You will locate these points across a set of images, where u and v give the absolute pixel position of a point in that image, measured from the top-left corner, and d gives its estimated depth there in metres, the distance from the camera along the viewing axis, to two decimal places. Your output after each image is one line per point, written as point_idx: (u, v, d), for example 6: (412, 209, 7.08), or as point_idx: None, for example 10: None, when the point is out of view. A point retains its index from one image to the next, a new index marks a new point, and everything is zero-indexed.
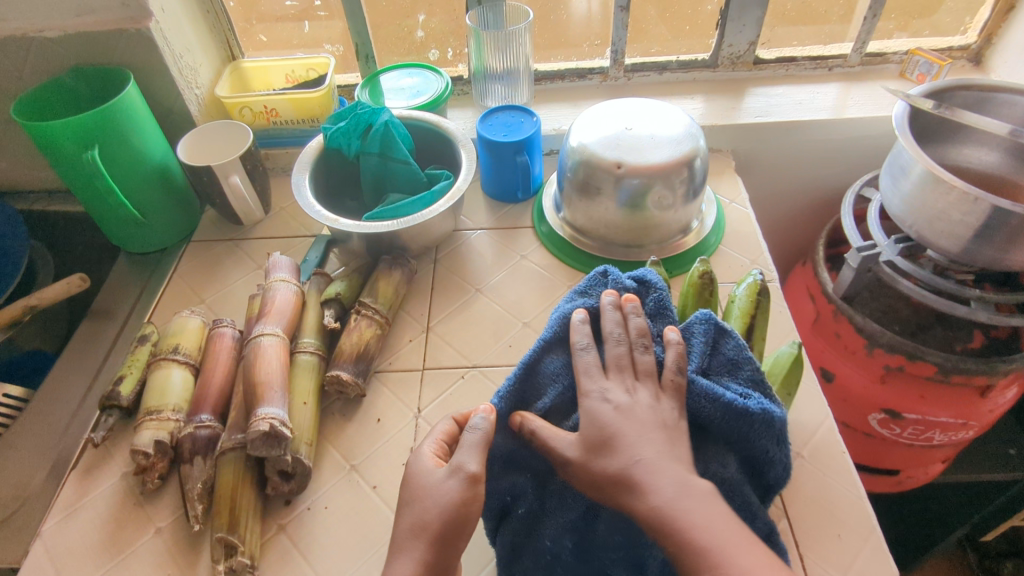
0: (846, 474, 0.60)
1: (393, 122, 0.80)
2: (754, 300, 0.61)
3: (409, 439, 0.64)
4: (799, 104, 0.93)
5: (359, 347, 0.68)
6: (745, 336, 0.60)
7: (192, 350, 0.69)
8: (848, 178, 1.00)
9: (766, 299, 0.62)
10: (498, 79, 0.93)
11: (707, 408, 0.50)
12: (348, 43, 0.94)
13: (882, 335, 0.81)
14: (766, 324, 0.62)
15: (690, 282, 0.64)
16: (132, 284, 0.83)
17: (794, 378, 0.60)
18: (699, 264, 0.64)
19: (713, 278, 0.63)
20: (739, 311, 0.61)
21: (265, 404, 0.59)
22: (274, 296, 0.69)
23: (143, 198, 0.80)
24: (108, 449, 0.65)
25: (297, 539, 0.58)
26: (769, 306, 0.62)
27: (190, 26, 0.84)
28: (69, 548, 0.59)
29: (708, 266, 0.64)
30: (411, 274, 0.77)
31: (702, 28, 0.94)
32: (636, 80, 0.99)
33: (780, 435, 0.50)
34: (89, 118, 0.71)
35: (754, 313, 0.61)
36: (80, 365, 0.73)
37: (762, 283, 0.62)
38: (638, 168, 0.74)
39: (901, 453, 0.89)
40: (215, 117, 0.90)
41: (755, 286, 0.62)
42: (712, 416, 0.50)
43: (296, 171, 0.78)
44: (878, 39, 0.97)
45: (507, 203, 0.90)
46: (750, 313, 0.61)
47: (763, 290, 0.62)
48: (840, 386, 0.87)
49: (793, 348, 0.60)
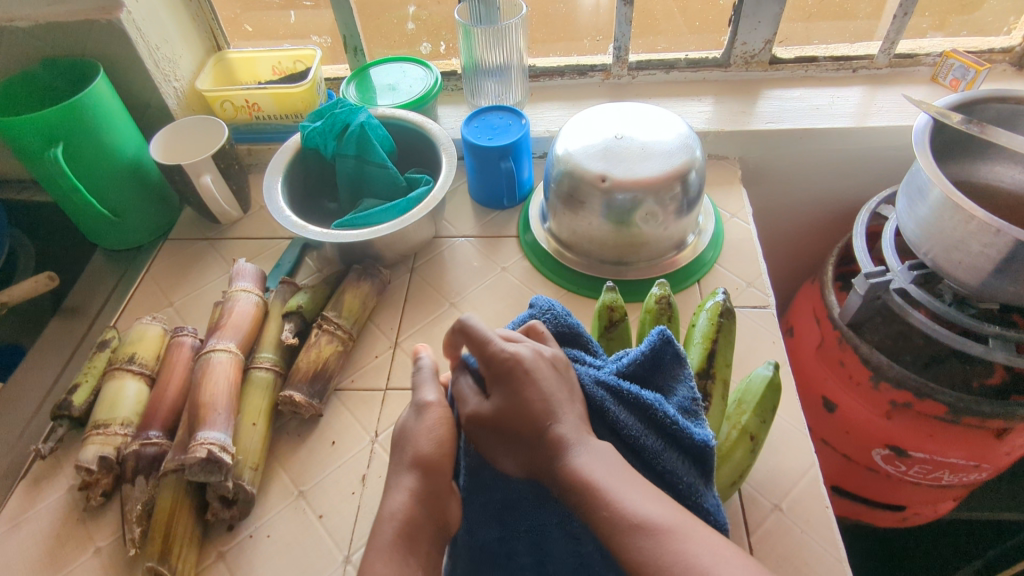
0: (827, 532, 0.55)
1: (371, 122, 0.75)
2: (715, 322, 0.55)
3: (362, 466, 0.61)
4: (816, 109, 0.86)
5: (317, 365, 0.64)
6: (708, 364, 0.55)
7: (149, 359, 0.66)
8: (868, 190, 0.92)
9: (729, 320, 0.57)
10: (491, 75, 0.87)
11: (621, 415, 0.44)
12: (336, 35, 0.90)
13: (890, 368, 0.75)
14: (732, 347, 0.56)
15: (649, 308, 0.59)
16: (107, 281, 0.81)
17: (767, 404, 0.55)
18: (656, 288, 0.59)
19: (672, 302, 0.59)
20: (699, 336, 0.56)
21: (206, 428, 0.56)
22: (233, 307, 0.66)
23: (116, 194, 0.78)
24: (58, 460, 0.64)
25: (235, 569, 0.55)
26: (734, 327, 0.56)
27: (170, 16, 0.81)
28: (7, 563, 0.57)
29: (666, 290, 0.59)
30: (382, 286, 0.74)
31: (714, 24, 0.87)
32: (641, 79, 0.93)
33: (700, 465, 0.46)
34: (52, 115, 0.68)
35: (715, 337, 0.56)
36: (43, 367, 0.72)
37: (725, 303, 0.57)
38: (624, 182, 0.68)
39: (909, 492, 0.82)
40: (197, 110, 0.88)
41: (716, 307, 0.57)
42: (626, 425, 0.44)
43: (268, 174, 0.74)
44: (910, 39, 0.88)
45: (493, 209, 0.85)
46: (712, 336, 0.55)
47: (726, 311, 0.57)
48: (842, 417, 0.81)
49: (767, 370, 0.55)
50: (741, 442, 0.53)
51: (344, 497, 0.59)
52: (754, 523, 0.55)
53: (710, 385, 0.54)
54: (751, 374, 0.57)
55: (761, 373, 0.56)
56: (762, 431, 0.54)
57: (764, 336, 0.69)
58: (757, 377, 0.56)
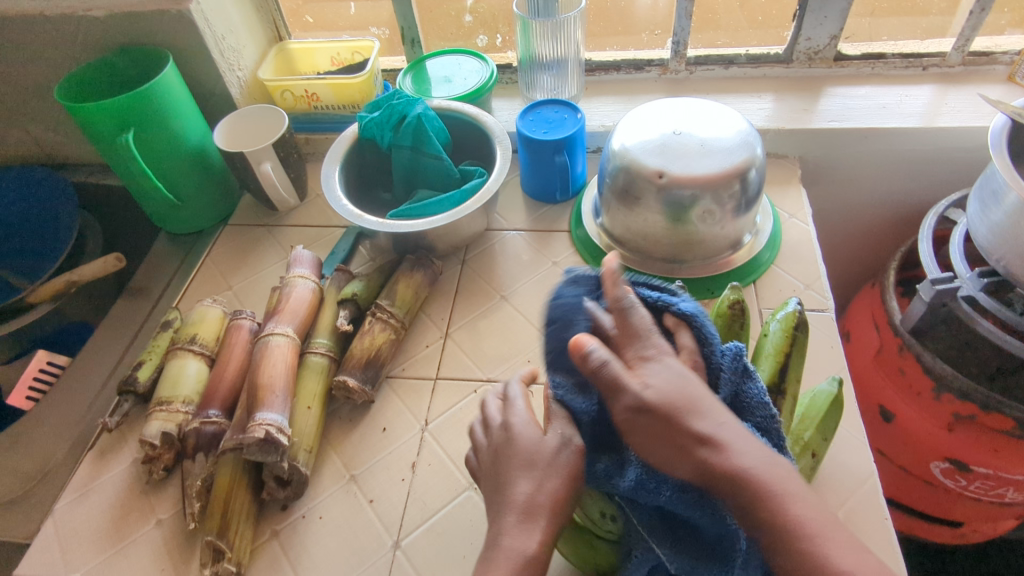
0: (885, 545, 0.53)
1: (428, 114, 0.76)
2: (787, 334, 0.53)
3: (412, 453, 0.62)
4: (883, 108, 0.83)
5: (370, 353, 0.65)
6: (778, 377, 0.52)
7: (210, 340, 0.68)
8: (935, 192, 0.89)
9: (803, 334, 0.54)
10: (547, 68, 0.87)
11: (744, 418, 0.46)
12: (394, 27, 0.91)
13: (953, 378, 0.72)
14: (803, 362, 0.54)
15: (720, 312, 0.56)
16: (170, 264, 0.84)
17: (830, 424, 0.53)
18: (729, 291, 0.56)
19: (745, 309, 0.56)
20: (771, 348, 0.53)
21: (265, 409, 0.58)
22: (291, 292, 0.68)
23: (180, 180, 0.81)
24: (123, 434, 0.66)
25: (288, 548, 0.57)
26: (808, 341, 0.54)
27: (235, 7, 0.83)
28: (76, 529, 0.60)
29: (740, 294, 0.56)
30: (434, 276, 0.74)
31: (778, 18, 0.85)
32: (698, 75, 0.92)
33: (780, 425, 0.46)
34: (125, 102, 0.71)
35: (788, 350, 0.53)
36: (108, 344, 0.75)
37: (800, 314, 0.54)
38: (682, 179, 0.67)
39: (968, 508, 0.79)
40: (258, 99, 0.90)
41: (791, 317, 0.54)
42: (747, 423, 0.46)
43: (326, 163, 0.76)
44: (987, 36, 0.84)
45: (546, 203, 0.85)
46: (784, 349, 0.53)
47: (799, 323, 0.54)
48: (901, 428, 0.78)
49: (832, 387, 0.54)
50: (801, 459, 0.52)
51: (394, 484, 0.60)
52: None
53: (778, 401, 0.52)
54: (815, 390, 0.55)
55: (825, 389, 0.54)
56: (824, 449, 0.52)
57: (821, 340, 0.67)
58: (823, 393, 0.54)
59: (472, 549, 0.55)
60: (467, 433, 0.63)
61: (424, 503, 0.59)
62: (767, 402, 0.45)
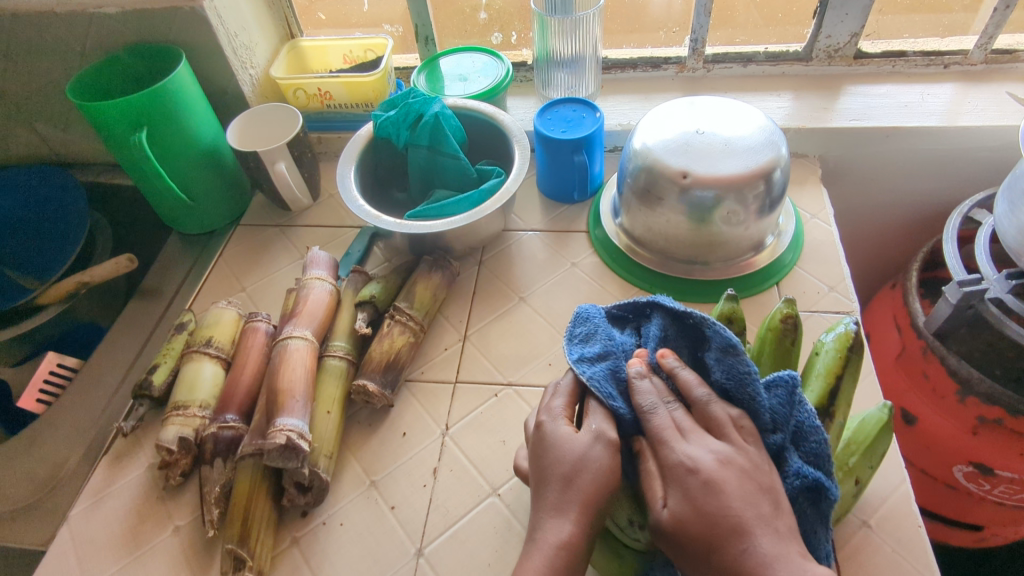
0: (919, 553, 0.52)
1: (444, 113, 0.75)
2: (840, 357, 0.49)
3: (433, 458, 0.61)
4: (905, 106, 0.82)
5: (389, 356, 0.64)
6: (828, 401, 0.49)
7: (226, 343, 0.67)
8: (956, 192, 0.88)
9: (858, 356, 0.50)
10: (563, 66, 0.86)
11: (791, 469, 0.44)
12: (407, 24, 0.90)
13: (979, 381, 0.71)
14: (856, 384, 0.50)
15: (770, 326, 0.51)
16: (182, 265, 0.83)
17: (878, 449, 0.50)
18: (782, 304, 0.51)
19: (799, 323, 0.50)
20: (821, 369, 0.50)
21: (285, 414, 0.57)
22: (308, 294, 0.67)
23: (192, 180, 0.79)
24: (138, 438, 0.65)
25: (309, 555, 0.56)
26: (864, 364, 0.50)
27: (248, 4, 0.81)
28: (92, 536, 0.59)
29: (795, 308, 0.50)
30: (452, 278, 0.73)
31: (798, 16, 0.84)
32: (716, 73, 0.90)
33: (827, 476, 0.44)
34: (137, 100, 0.70)
35: (840, 374, 0.49)
36: (122, 346, 0.74)
37: (856, 334, 0.50)
38: (706, 179, 0.66)
39: (989, 512, 0.78)
40: (270, 97, 0.89)
41: (847, 337, 0.50)
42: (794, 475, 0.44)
43: (342, 163, 0.75)
44: (1010, 33, 0.83)
45: (563, 204, 0.84)
46: (836, 373, 0.49)
47: (856, 344, 0.50)
48: (923, 431, 0.77)
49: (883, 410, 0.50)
50: (843, 484, 0.50)
51: (415, 490, 0.59)
52: (841, 539, 0.53)
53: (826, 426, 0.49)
54: (865, 412, 0.52)
55: (875, 413, 0.51)
56: (868, 475, 0.50)
57: None
58: (872, 417, 0.50)
59: (498, 556, 0.54)
60: (489, 437, 0.62)
61: (447, 509, 0.58)
62: (819, 426, 0.43)
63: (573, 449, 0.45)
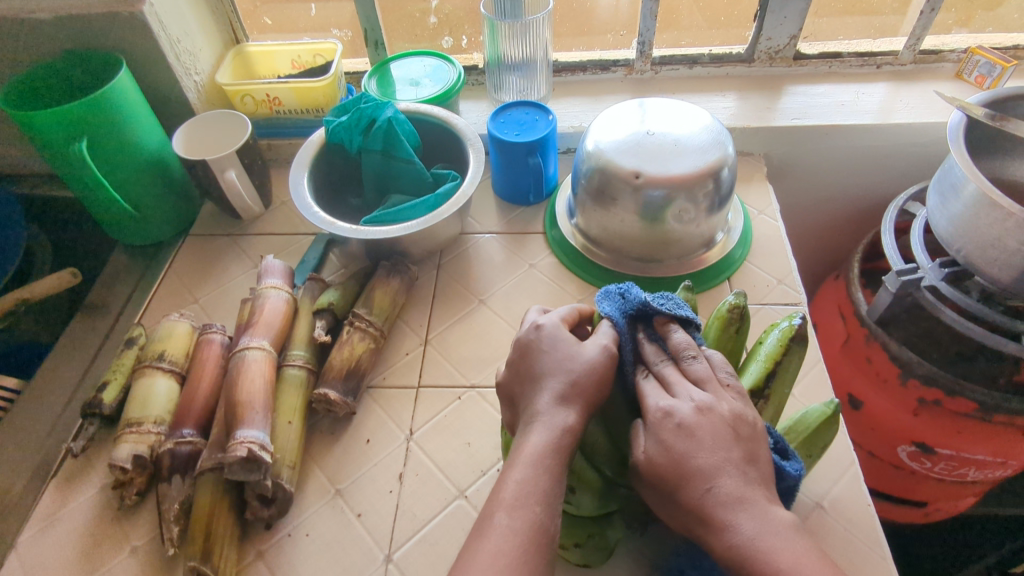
0: (869, 530, 0.55)
1: (398, 117, 0.75)
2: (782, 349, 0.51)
3: (398, 463, 0.61)
4: (841, 105, 0.85)
5: (350, 363, 0.64)
6: (763, 384, 0.51)
7: (179, 356, 0.65)
8: (891, 185, 0.92)
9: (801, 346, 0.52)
10: (514, 70, 0.87)
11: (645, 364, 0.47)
12: (356, 29, 0.89)
13: (919, 365, 0.74)
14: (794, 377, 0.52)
15: (717, 315, 0.53)
16: (129, 278, 0.80)
17: (818, 439, 0.52)
18: (732, 295, 0.53)
19: (745, 313, 0.52)
20: (764, 355, 0.52)
21: (245, 426, 0.56)
22: (264, 304, 0.65)
23: (137, 189, 0.77)
24: (89, 459, 0.63)
25: (274, 568, 0.55)
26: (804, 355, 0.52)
27: (191, 9, 0.80)
28: (43, 561, 0.57)
29: (742, 299, 0.52)
30: (411, 282, 0.73)
31: (738, 19, 0.87)
32: (664, 74, 0.93)
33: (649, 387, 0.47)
34: (76, 107, 0.67)
35: (781, 361, 0.51)
36: (67, 363, 0.71)
37: (799, 327, 0.52)
38: (657, 178, 0.67)
39: (932, 488, 0.82)
40: (217, 103, 0.87)
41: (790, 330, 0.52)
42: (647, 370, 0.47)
43: (294, 169, 0.73)
44: (934, 34, 0.87)
45: (518, 206, 0.85)
46: (776, 359, 0.51)
47: (799, 337, 0.52)
48: (868, 414, 0.81)
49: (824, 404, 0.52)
50: None
51: (383, 496, 0.59)
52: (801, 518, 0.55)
53: (760, 406, 0.51)
54: (808, 407, 0.53)
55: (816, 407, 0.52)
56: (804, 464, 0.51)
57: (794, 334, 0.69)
58: (814, 410, 0.52)
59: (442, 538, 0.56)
60: (454, 440, 0.62)
61: (414, 514, 0.57)
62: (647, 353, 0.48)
63: (538, 439, 0.44)
